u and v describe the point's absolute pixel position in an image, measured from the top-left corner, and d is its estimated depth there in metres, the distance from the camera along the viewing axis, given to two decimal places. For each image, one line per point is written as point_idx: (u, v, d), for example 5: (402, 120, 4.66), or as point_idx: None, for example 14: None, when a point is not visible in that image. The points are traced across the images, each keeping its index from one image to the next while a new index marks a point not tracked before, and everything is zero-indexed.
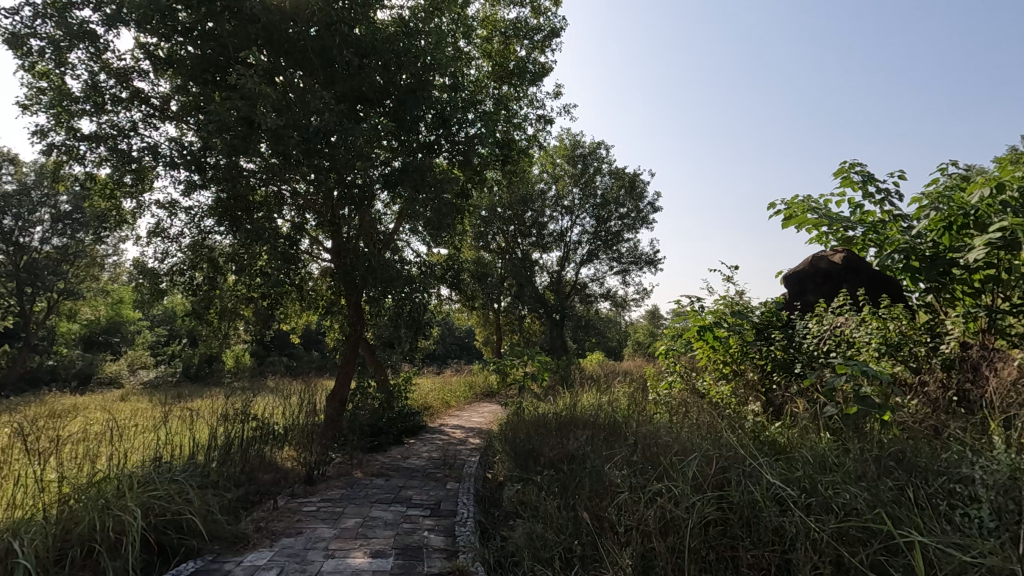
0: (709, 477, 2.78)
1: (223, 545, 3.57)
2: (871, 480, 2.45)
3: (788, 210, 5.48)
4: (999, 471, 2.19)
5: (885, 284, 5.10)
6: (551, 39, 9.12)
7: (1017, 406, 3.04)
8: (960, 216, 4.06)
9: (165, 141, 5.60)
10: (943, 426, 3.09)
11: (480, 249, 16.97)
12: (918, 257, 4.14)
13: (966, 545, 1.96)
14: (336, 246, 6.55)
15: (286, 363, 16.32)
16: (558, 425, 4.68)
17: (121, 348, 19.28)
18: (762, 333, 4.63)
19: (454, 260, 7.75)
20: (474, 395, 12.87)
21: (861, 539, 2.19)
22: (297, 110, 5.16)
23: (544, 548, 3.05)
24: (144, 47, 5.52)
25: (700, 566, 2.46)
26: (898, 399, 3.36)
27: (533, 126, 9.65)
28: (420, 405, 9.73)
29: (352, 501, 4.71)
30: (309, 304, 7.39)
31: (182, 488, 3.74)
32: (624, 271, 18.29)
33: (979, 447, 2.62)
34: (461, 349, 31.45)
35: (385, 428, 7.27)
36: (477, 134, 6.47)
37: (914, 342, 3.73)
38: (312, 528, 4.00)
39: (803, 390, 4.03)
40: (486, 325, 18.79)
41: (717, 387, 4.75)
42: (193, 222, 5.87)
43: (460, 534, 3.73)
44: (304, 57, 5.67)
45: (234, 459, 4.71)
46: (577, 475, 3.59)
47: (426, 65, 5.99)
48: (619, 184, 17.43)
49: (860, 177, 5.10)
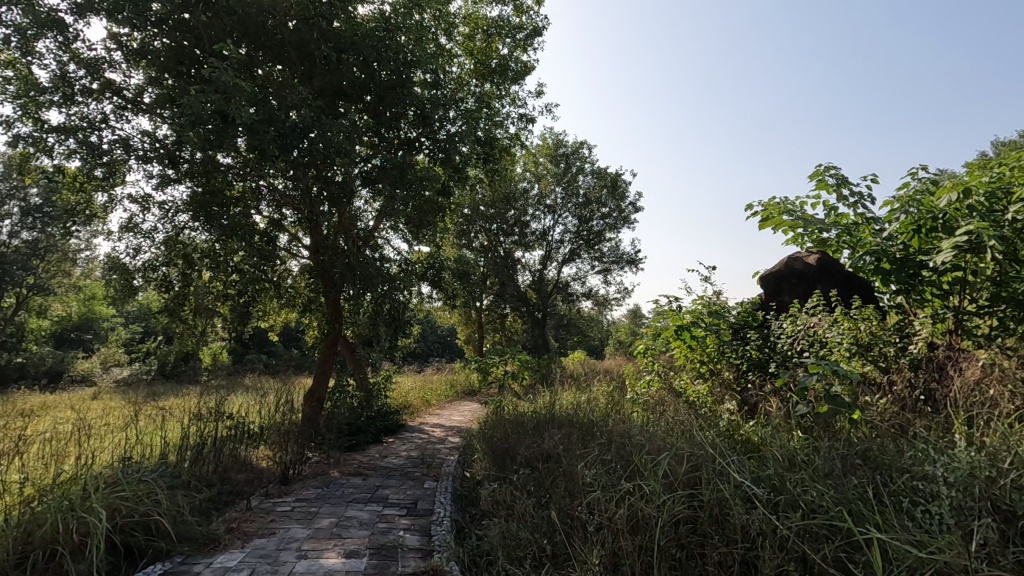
0: (680, 475, 2.81)
1: (193, 547, 3.53)
2: (837, 478, 2.50)
3: (765, 211, 5.55)
4: (959, 469, 2.25)
5: (858, 285, 5.20)
6: (534, 38, 9.12)
7: (979, 406, 3.12)
8: (929, 219, 4.14)
9: (137, 134, 5.48)
10: (909, 425, 3.16)
11: (462, 248, 17.03)
12: (888, 259, 4.28)
13: (924, 541, 2.01)
14: (314, 242, 6.47)
15: (265, 360, 16.13)
16: (536, 424, 4.67)
17: (94, 345, 18.85)
18: (739, 333, 4.74)
19: (435, 258, 7.73)
20: (455, 393, 12.84)
21: (827, 536, 2.23)
22: (275, 104, 5.10)
23: (518, 548, 3.06)
24: (116, 37, 5.39)
25: (670, 563, 2.49)
26: (867, 398, 3.42)
27: (514, 125, 9.67)
28: (399, 403, 9.67)
29: (328, 501, 4.66)
30: (287, 302, 7.30)
31: (151, 488, 3.66)
32: (606, 271, 18.40)
33: (941, 446, 2.69)
34: (443, 347, 31.33)
35: (364, 427, 7.21)
36: (457, 132, 6.46)
37: (884, 342, 3.81)
38: (285, 528, 3.96)
39: (776, 389, 4.09)
40: (468, 324, 18.75)
41: (694, 386, 4.79)
42: (167, 218, 5.75)
43: (436, 534, 3.72)
44: (282, 51, 5.63)
45: (207, 458, 4.63)
46: (553, 474, 3.60)
47: (407, 62, 5.90)
48: (601, 184, 17.51)
49: (834, 180, 5.20)
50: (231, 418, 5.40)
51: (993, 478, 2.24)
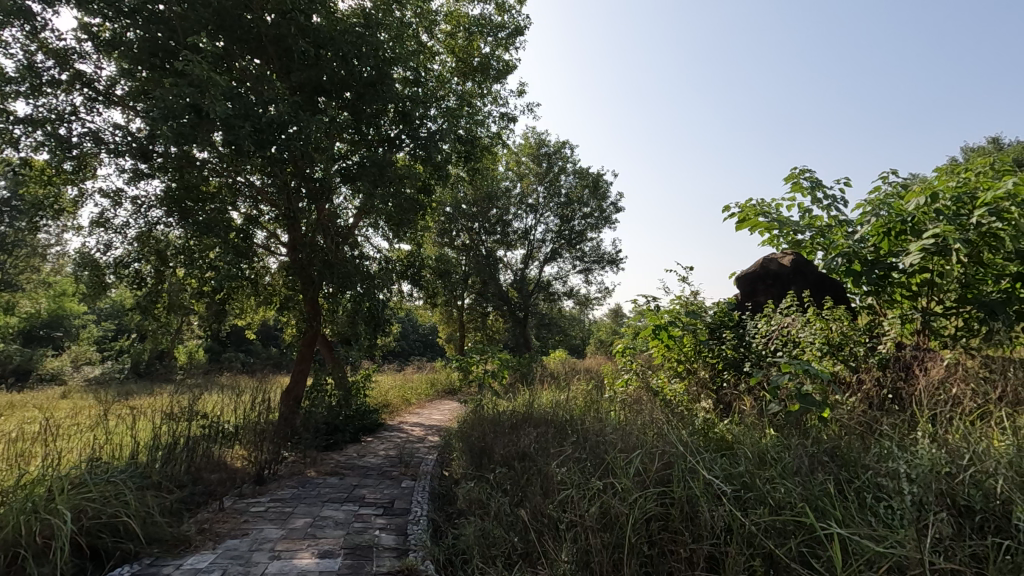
0: (653, 473, 2.84)
1: (162, 548, 3.46)
2: (805, 475, 2.55)
3: (742, 212, 5.64)
4: (921, 465, 2.30)
5: (830, 286, 5.31)
6: (515, 37, 9.11)
7: (943, 405, 3.20)
8: (899, 223, 4.27)
9: (108, 127, 5.36)
10: (876, 421, 3.23)
11: (444, 247, 16.71)
12: (860, 261, 4.39)
13: (882, 536, 2.06)
14: (292, 239, 6.38)
15: (242, 359, 15.92)
16: (513, 424, 4.68)
17: (64, 342, 18.39)
18: (715, 332, 4.82)
19: (416, 257, 7.70)
20: (435, 392, 12.79)
21: (792, 532, 2.27)
22: (252, 99, 5.02)
23: (493, 546, 3.06)
24: (87, 28, 5.25)
25: (640, 560, 2.52)
26: (837, 396, 3.48)
27: (496, 124, 9.65)
28: (379, 403, 9.60)
29: (303, 501, 4.61)
30: (264, 300, 7.20)
31: (119, 489, 3.59)
32: (587, 270, 18.48)
33: (905, 442, 2.76)
34: (424, 347, 31.22)
35: (342, 427, 7.13)
36: (438, 129, 6.45)
37: (855, 342, 3.91)
38: (258, 529, 3.91)
39: (751, 388, 4.17)
40: (450, 323, 18.69)
41: (671, 386, 4.83)
42: (140, 213, 5.63)
43: (412, 533, 3.70)
44: (258, 45, 5.58)
45: (179, 459, 4.55)
46: (528, 473, 3.61)
47: (388, 59, 5.84)
48: (583, 184, 17.61)
49: (809, 183, 5.31)
50: (205, 417, 5.30)
51: (953, 474, 2.30)
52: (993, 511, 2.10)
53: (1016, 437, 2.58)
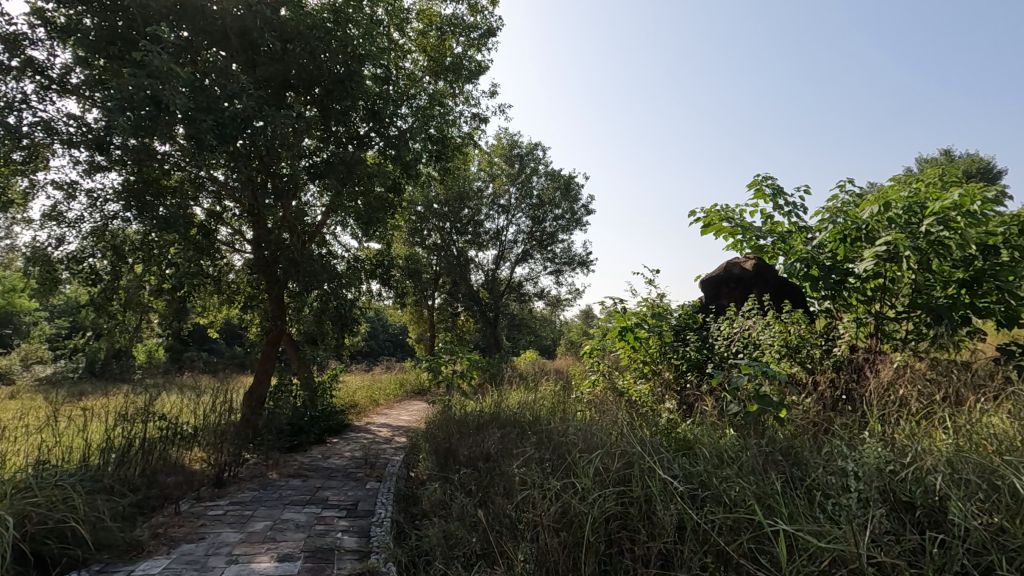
0: (612, 473, 2.88)
1: (113, 554, 3.36)
2: (759, 474, 2.62)
3: (706, 217, 5.78)
4: (869, 464, 2.39)
5: (790, 290, 5.46)
6: (487, 37, 9.11)
7: (891, 405, 3.34)
8: (854, 230, 4.46)
9: (62, 116, 5.15)
10: (829, 421, 3.34)
11: (414, 246, 16.63)
12: (817, 266, 4.55)
13: (825, 532, 2.13)
14: (256, 236, 6.22)
15: (205, 358, 15.52)
16: (479, 424, 4.70)
17: (11, 341, 17.52)
18: (680, 334, 4.94)
19: (385, 256, 7.64)
20: (404, 392, 12.68)
21: (743, 528, 2.34)
22: (215, 92, 4.89)
23: (455, 546, 3.07)
24: (40, 13, 5.02)
25: (599, 558, 2.57)
26: (793, 397, 3.58)
27: (468, 124, 9.65)
28: (346, 403, 9.48)
29: (264, 504, 4.53)
30: (227, 298, 7.05)
31: (67, 493, 3.45)
32: (558, 271, 18.59)
33: (854, 442, 2.86)
34: (393, 347, 31.00)
35: (307, 427, 7.04)
36: (409, 128, 6.49)
37: (811, 345, 4.05)
38: (216, 533, 3.82)
39: (712, 389, 4.28)
40: (419, 323, 18.55)
41: (637, 386, 4.91)
42: (95, 207, 5.43)
43: (375, 535, 3.67)
44: (223, 37, 5.40)
45: (133, 462, 4.40)
46: (492, 474, 3.63)
47: (358, 56, 5.78)
48: (554, 185, 17.73)
49: (771, 190, 5.48)
50: (162, 417, 5.14)
51: (895, 472, 2.40)
52: (932, 506, 2.21)
53: (956, 435, 2.70)
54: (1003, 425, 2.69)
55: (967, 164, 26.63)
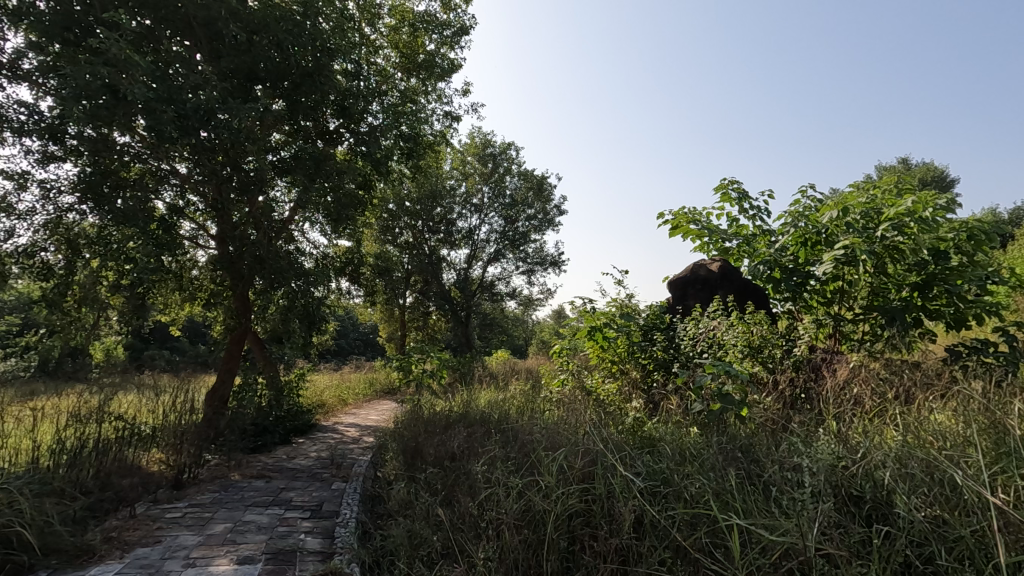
0: (576, 470, 2.91)
1: (62, 560, 3.25)
2: (718, 471, 2.67)
3: (675, 219, 5.87)
4: (823, 460, 2.47)
5: (753, 292, 5.60)
6: (460, 36, 9.09)
7: (846, 403, 3.45)
8: (814, 234, 4.62)
9: (12, 103, 4.92)
10: (788, 419, 3.42)
11: (386, 243, 16.49)
12: (779, 268, 4.70)
13: (775, 526, 2.20)
14: (220, 232, 6.05)
15: (167, 356, 15.13)
16: (447, 424, 4.68)
17: None
18: (647, 334, 5.01)
19: (355, 254, 7.53)
20: (374, 392, 12.54)
21: (701, 523, 2.40)
22: (177, 83, 4.76)
23: (419, 546, 3.05)
24: None
25: (562, 556, 2.60)
26: (755, 396, 3.66)
27: (440, 122, 9.61)
28: (313, 403, 9.33)
29: (224, 505, 4.43)
30: (190, 295, 6.85)
31: (13, 496, 3.30)
32: (531, 271, 18.64)
33: (809, 439, 2.95)
34: (363, 347, 30.67)
35: (271, 428, 6.89)
36: (380, 125, 6.43)
37: (772, 345, 4.16)
38: (173, 536, 3.71)
39: (677, 388, 4.35)
40: (390, 322, 18.36)
41: (604, 385, 4.94)
42: (48, 199, 5.21)
43: (339, 536, 3.62)
44: (186, 26, 5.27)
45: (85, 464, 4.25)
46: (458, 473, 3.62)
47: (328, 50, 5.70)
48: (527, 185, 17.81)
49: (737, 195, 5.61)
50: (118, 417, 4.98)
51: (847, 468, 2.49)
52: (880, 500, 2.31)
53: (905, 432, 2.81)
54: (947, 421, 2.81)
55: (925, 172, 27.84)
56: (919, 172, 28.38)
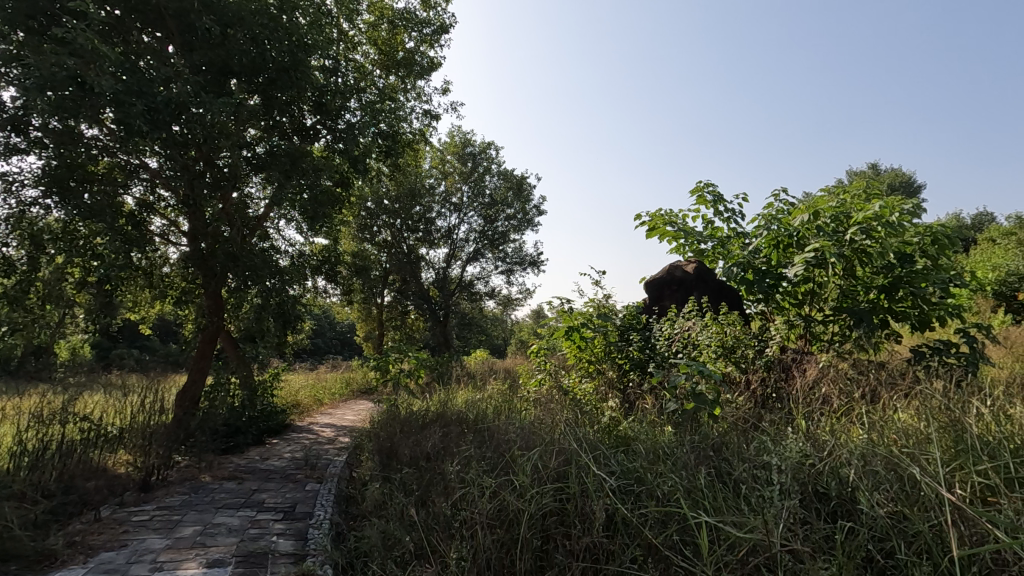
0: (551, 470, 2.92)
1: (21, 565, 3.15)
2: (690, 468, 2.71)
3: (652, 221, 5.94)
4: (790, 458, 2.53)
5: (727, 294, 5.67)
6: (440, 34, 9.04)
7: (815, 402, 3.53)
8: (787, 236, 4.73)
9: None
10: (760, 418, 3.48)
11: (363, 242, 16.33)
12: (752, 270, 4.79)
13: (744, 522, 2.24)
14: (191, 229, 5.91)
15: (136, 356, 14.73)
16: (423, 424, 4.66)
17: None
18: (624, 334, 5.07)
19: (332, 252, 7.44)
20: (349, 392, 12.39)
21: (671, 521, 2.45)
22: (148, 75, 4.65)
23: (393, 546, 3.03)
24: None
25: (535, 554, 2.62)
26: (728, 396, 3.71)
27: (419, 120, 9.56)
28: (288, 403, 9.19)
29: (194, 508, 4.34)
30: (160, 293, 6.68)
31: None
32: (510, 271, 18.65)
33: (779, 437, 3.00)
34: (339, 346, 30.30)
35: (244, 428, 6.76)
36: (358, 122, 6.37)
37: (745, 346, 4.25)
38: (140, 539, 3.62)
39: (652, 387, 4.40)
40: (367, 321, 18.18)
41: (581, 385, 4.97)
42: (10, 192, 5.02)
43: (312, 538, 3.58)
44: (158, 17, 5.14)
45: (48, 466, 4.13)
46: (434, 473, 3.60)
47: (303, 45, 5.61)
48: (507, 185, 17.82)
49: (712, 197, 5.70)
50: (83, 418, 4.84)
51: (812, 465, 2.55)
52: (845, 496, 2.37)
53: (870, 430, 2.88)
54: (910, 419, 2.89)
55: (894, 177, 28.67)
56: (888, 177, 29.20)
